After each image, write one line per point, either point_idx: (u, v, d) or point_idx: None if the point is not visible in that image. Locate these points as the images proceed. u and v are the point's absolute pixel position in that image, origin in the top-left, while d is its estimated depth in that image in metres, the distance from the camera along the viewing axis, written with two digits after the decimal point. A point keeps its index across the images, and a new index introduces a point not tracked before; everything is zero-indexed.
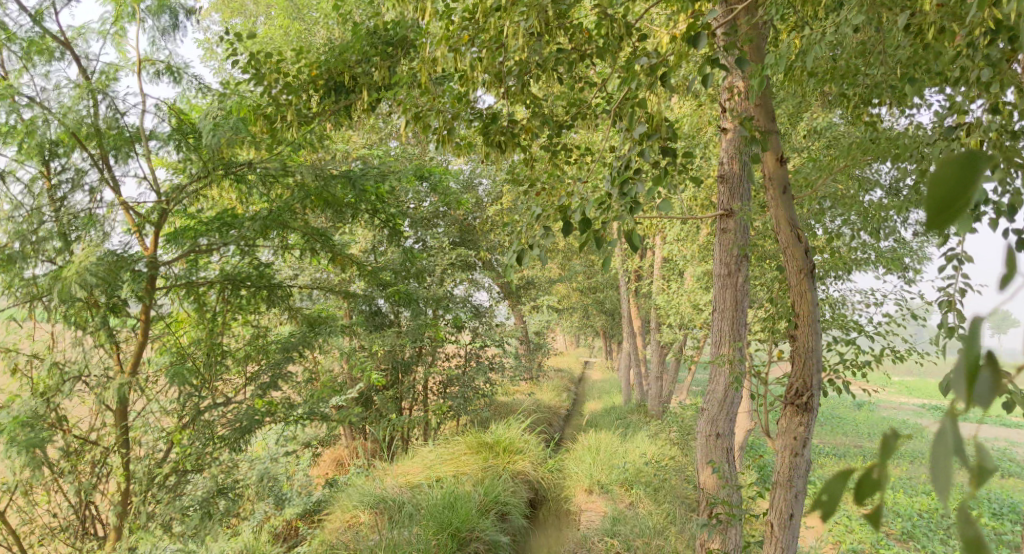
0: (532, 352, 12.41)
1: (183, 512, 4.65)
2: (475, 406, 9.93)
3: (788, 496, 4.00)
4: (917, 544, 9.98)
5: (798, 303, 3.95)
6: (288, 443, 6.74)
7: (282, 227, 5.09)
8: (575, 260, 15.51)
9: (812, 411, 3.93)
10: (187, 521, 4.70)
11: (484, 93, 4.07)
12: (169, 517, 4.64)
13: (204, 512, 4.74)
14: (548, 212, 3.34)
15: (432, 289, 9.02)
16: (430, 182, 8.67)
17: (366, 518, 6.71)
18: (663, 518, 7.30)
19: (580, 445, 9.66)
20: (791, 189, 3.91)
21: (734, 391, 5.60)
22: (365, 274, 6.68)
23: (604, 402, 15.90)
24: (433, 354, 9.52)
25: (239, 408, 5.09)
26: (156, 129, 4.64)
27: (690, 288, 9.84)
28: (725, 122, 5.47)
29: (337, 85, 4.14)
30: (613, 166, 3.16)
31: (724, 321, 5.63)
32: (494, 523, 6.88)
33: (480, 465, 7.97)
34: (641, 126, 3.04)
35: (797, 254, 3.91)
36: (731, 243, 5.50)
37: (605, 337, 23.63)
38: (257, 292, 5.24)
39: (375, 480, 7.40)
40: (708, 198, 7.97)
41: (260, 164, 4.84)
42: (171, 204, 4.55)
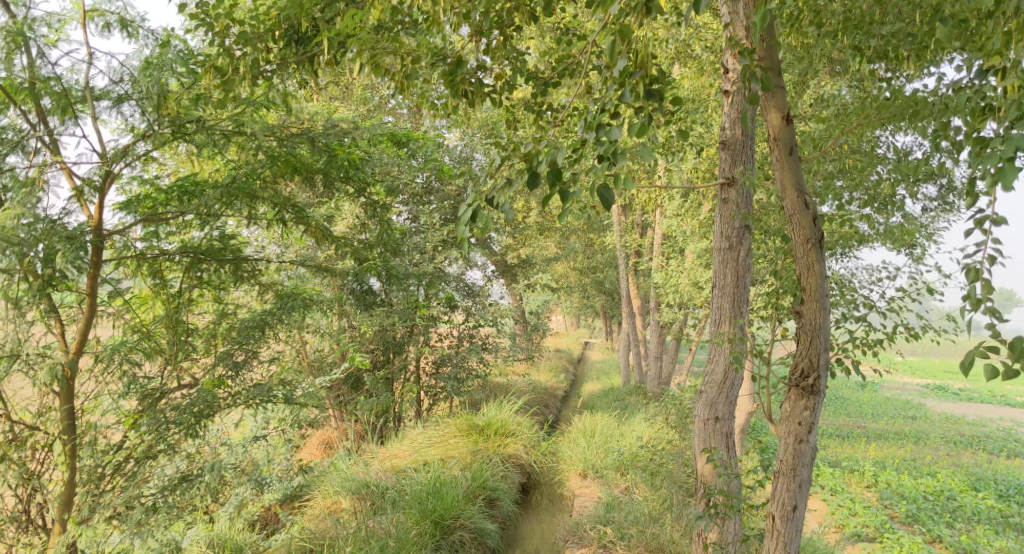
0: (529, 332, 12.07)
1: (127, 504, 4.36)
2: (468, 387, 9.61)
3: (791, 487, 3.67)
4: (923, 528, 9.68)
5: (805, 276, 3.60)
6: (267, 427, 6.42)
7: (250, 199, 4.88)
8: (574, 238, 15.11)
9: (819, 395, 3.59)
10: (130, 514, 4.35)
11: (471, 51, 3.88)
12: (115, 508, 4.37)
13: (153, 506, 4.41)
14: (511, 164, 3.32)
15: (422, 266, 8.64)
16: (418, 154, 8.26)
17: (347, 505, 6.41)
18: (661, 504, 6.97)
19: (575, 428, 9.36)
20: (798, 150, 3.58)
21: (734, 373, 5.26)
22: (346, 249, 6.31)
23: (604, 384, 15.56)
24: (424, 334, 9.16)
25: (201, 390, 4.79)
26: (107, 87, 4.28)
27: (692, 265, 9.43)
28: (726, 84, 5.18)
29: (297, 36, 3.90)
30: (590, 109, 2.94)
31: (724, 298, 5.30)
32: (482, 509, 6.61)
33: (470, 448, 7.68)
34: (621, 61, 2.81)
35: (805, 221, 3.57)
36: (731, 214, 5.17)
37: (605, 318, 23.30)
38: (222, 267, 4.92)
39: (360, 464, 7.09)
40: (710, 171, 7.59)
41: (218, 127, 4.53)
42: (116, 167, 4.23)
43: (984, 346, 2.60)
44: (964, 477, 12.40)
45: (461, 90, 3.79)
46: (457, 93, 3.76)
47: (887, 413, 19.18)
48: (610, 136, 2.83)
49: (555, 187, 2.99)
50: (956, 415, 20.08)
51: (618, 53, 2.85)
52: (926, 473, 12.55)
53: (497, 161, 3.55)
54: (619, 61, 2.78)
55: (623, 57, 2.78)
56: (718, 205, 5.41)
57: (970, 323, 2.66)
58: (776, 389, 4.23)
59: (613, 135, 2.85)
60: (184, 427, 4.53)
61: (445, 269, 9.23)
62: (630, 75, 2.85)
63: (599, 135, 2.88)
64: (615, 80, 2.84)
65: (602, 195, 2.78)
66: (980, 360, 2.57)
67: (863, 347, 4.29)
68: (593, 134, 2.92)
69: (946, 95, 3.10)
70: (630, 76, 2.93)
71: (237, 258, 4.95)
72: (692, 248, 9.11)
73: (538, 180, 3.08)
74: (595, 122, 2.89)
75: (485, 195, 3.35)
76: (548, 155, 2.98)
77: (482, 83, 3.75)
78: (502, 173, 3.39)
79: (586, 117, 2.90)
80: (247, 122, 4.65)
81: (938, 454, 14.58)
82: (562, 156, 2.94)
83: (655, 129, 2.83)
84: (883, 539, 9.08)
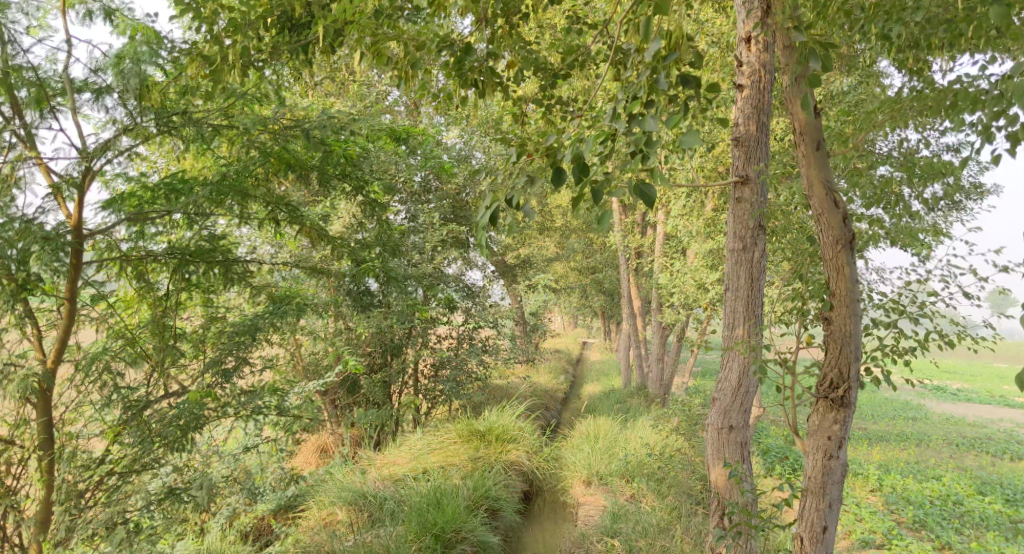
0: (529, 333, 11.82)
1: (106, 526, 4.24)
2: (468, 390, 9.37)
3: (821, 507, 3.53)
4: (931, 534, 9.44)
5: (835, 281, 3.47)
6: (260, 435, 6.19)
7: (242, 196, 4.68)
8: (573, 238, 14.86)
9: (849, 407, 3.46)
10: (112, 535, 4.25)
11: (481, 42, 3.69)
12: (91, 531, 4.22)
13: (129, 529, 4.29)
14: (524, 159, 3.14)
15: (421, 268, 8.39)
16: (416, 151, 8.01)
17: (343, 516, 6.18)
18: (669, 513, 6.73)
19: (577, 433, 9.10)
20: (827, 145, 3.42)
21: (749, 381, 5.04)
22: (341, 249, 6.06)
23: (604, 385, 15.31)
24: (423, 337, 8.90)
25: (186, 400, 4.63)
26: (87, 78, 4.04)
27: (696, 266, 9.19)
28: (741, 77, 4.98)
29: (292, 23, 3.67)
30: (619, 96, 2.77)
31: (738, 302, 5.07)
32: (484, 521, 6.37)
33: (471, 455, 7.45)
34: (657, 41, 2.64)
35: (835, 221, 3.42)
36: (746, 213, 4.95)
37: (604, 317, 23.01)
38: (212, 269, 4.70)
39: (356, 473, 6.82)
40: (717, 169, 7.37)
41: (207, 121, 4.31)
42: (95, 163, 4.02)
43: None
44: (970, 481, 12.17)
45: (471, 80, 3.58)
46: (466, 82, 3.56)
47: (888, 414, 18.96)
48: (645, 127, 2.65)
49: (584, 182, 2.83)
50: (958, 416, 19.86)
51: (653, 35, 2.69)
52: (931, 476, 12.32)
53: (508, 155, 3.35)
54: (656, 42, 2.62)
55: (659, 37, 2.62)
56: (730, 204, 5.19)
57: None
58: (801, 399, 4.05)
59: (648, 127, 2.66)
60: (168, 442, 4.42)
61: (445, 269, 8.97)
62: (666, 58, 2.69)
63: (632, 126, 2.70)
64: (650, 64, 2.68)
65: (640, 192, 2.66)
66: None
67: (894, 356, 4.10)
68: (623, 123, 2.74)
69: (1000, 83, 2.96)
70: (664, 59, 2.77)
71: (228, 260, 4.73)
72: (698, 248, 8.88)
73: (562, 178, 2.90)
74: (627, 111, 2.72)
75: (496, 194, 3.17)
76: (571, 149, 2.80)
77: (491, 71, 3.54)
78: (514, 169, 3.20)
79: (617, 104, 2.73)
80: (239, 116, 4.43)
81: (942, 456, 14.37)
82: (589, 149, 2.76)
83: (691, 120, 2.66)
84: (892, 546, 8.83)
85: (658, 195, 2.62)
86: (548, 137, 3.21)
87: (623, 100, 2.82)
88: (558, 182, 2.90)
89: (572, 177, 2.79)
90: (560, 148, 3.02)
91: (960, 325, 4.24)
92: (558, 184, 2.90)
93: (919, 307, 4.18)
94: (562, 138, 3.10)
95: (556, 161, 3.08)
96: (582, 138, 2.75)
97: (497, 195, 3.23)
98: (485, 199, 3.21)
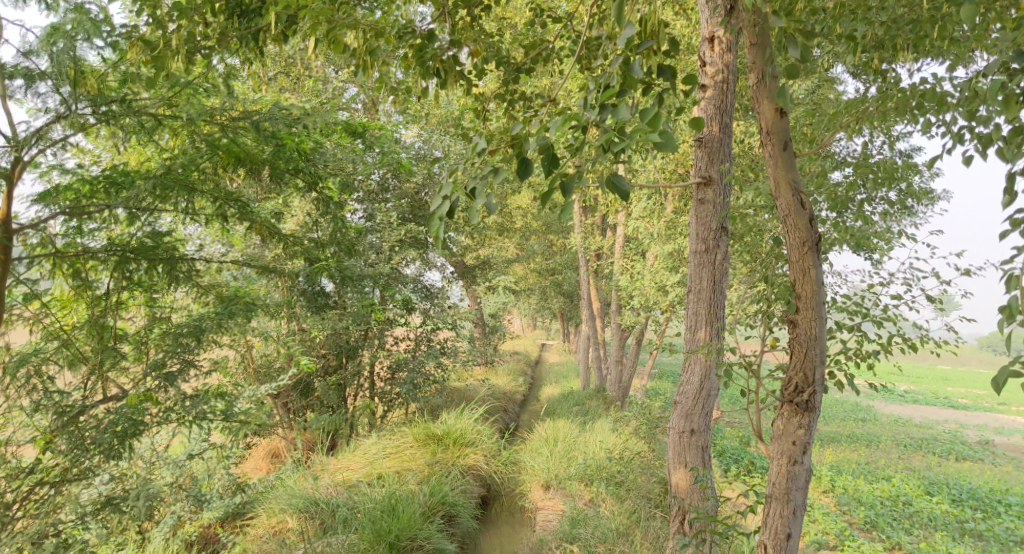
0: (488, 335, 11.67)
1: (34, 541, 4.02)
2: (425, 392, 9.17)
3: (785, 513, 3.49)
4: (881, 534, 9.59)
5: (800, 283, 3.44)
6: (206, 440, 5.92)
7: (189, 191, 4.44)
8: (533, 240, 14.78)
9: (814, 411, 3.43)
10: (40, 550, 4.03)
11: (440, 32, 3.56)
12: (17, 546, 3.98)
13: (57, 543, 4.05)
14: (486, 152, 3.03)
15: (377, 268, 8.19)
16: (374, 149, 7.81)
17: (294, 524, 5.95)
18: (628, 518, 6.62)
19: (536, 436, 8.99)
20: (793, 146, 3.40)
21: (711, 384, 4.99)
22: (293, 246, 5.83)
23: (563, 387, 15.26)
24: (380, 338, 8.69)
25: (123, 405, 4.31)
26: (21, 62, 3.76)
27: (656, 268, 9.17)
28: (705, 77, 4.95)
29: (242, 9, 3.48)
30: (589, 86, 2.70)
31: (700, 304, 5.02)
32: (440, 528, 6.21)
33: (428, 460, 7.28)
34: (631, 29, 2.59)
35: (801, 223, 3.40)
36: (709, 214, 4.91)
37: (562, 319, 23.00)
38: (156, 268, 4.45)
39: (307, 479, 6.59)
40: (678, 170, 7.35)
41: (152, 111, 4.10)
42: (26, 154, 3.77)
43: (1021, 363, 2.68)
44: (918, 482, 12.42)
45: (431, 70, 3.46)
46: (426, 72, 3.44)
47: (839, 415, 19.34)
48: (618, 117, 2.59)
49: (553, 178, 2.76)
50: (905, 417, 20.35)
51: (625, 22, 2.64)
52: (881, 477, 12.54)
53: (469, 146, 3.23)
54: (630, 29, 2.58)
55: (633, 24, 2.58)
56: (694, 205, 5.15)
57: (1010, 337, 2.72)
58: (766, 403, 4.01)
59: (620, 117, 2.59)
60: (103, 449, 4.12)
61: (402, 270, 8.78)
62: (639, 46, 2.63)
63: (604, 116, 2.63)
64: (622, 51, 2.64)
65: (611, 188, 2.60)
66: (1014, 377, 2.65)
67: (857, 359, 4.10)
68: (594, 114, 2.67)
69: (970, 83, 3.01)
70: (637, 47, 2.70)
71: (173, 258, 4.49)
72: (658, 250, 8.85)
73: (529, 170, 2.84)
74: (598, 100, 2.66)
75: (456, 188, 3.05)
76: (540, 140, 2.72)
77: (454, 61, 3.42)
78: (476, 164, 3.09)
79: (589, 94, 2.66)
80: (180, 105, 4.20)
81: (891, 457, 14.66)
82: (556, 138, 2.68)
83: (665, 111, 2.59)
84: (845, 547, 8.91)
85: (630, 191, 2.58)
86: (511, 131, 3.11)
87: (593, 90, 2.74)
88: (523, 174, 2.84)
89: (539, 169, 2.77)
90: (525, 140, 2.91)
91: (920, 328, 4.25)
92: (524, 176, 2.83)
93: (881, 311, 4.18)
94: (527, 129, 3.00)
95: (520, 153, 2.98)
96: (550, 127, 2.67)
97: (457, 188, 3.10)
98: (443, 189, 3.11)
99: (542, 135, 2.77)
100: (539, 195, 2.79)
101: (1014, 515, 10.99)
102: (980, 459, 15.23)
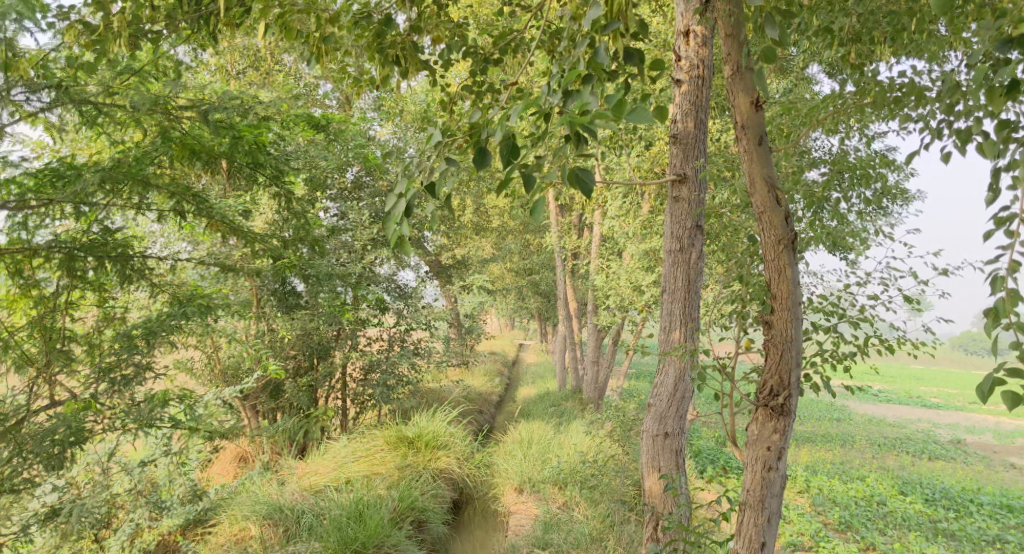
0: (463, 336, 11.50)
1: None
2: (398, 394, 8.98)
3: (759, 522, 3.38)
4: (856, 535, 9.58)
5: (775, 283, 3.34)
6: (165, 446, 5.70)
7: (144, 186, 4.31)
8: (510, 239, 14.62)
9: (789, 415, 3.33)
10: None
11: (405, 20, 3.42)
12: None
13: None
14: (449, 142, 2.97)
15: (348, 267, 7.98)
16: (345, 145, 7.60)
17: (257, 532, 5.73)
18: (602, 522, 6.48)
19: (511, 438, 8.84)
20: (768, 140, 3.30)
21: (685, 387, 4.89)
22: (257, 244, 5.62)
23: (540, 388, 15.12)
24: (351, 339, 8.48)
25: (64, 413, 4.12)
26: None
27: (632, 268, 9.05)
28: (680, 72, 4.84)
29: None
30: (554, 73, 2.57)
31: (675, 305, 4.91)
32: (409, 534, 6.05)
33: (399, 463, 7.11)
34: (597, 10, 2.46)
35: (777, 220, 3.29)
36: (684, 212, 4.80)
37: (539, 320, 22.87)
38: (104, 265, 4.21)
39: (272, 484, 6.39)
40: (655, 167, 7.25)
41: (98, 101, 3.95)
42: None
43: (1007, 367, 2.59)
44: (892, 481, 12.47)
45: (390, 57, 3.31)
46: (384, 59, 3.28)
47: (815, 415, 19.43)
48: (584, 103, 2.46)
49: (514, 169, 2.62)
50: (879, 417, 20.51)
51: (592, 3, 2.51)
52: (856, 477, 12.56)
53: (430, 136, 3.10)
54: (595, 10, 2.45)
55: (599, 4, 2.45)
56: (668, 203, 5.04)
57: (996, 339, 2.63)
58: (740, 407, 3.90)
59: (585, 104, 2.46)
60: (45, 458, 3.96)
61: (375, 269, 8.59)
62: (606, 28, 2.49)
63: (568, 102, 2.50)
64: (589, 33, 2.50)
65: (577, 181, 2.47)
66: (998, 383, 2.57)
67: (833, 361, 4.00)
68: (557, 102, 2.54)
69: (951, 77, 2.91)
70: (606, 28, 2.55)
71: (123, 256, 4.28)
72: (634, 249, 8.76)
73: (489, 160, 2.66)
74: (563, 87, 2.54)
75: (411, 183, 3.02)
76: (500, 127, 2.57)
77: (414, 48, 3.27)
78: (431, 158, 3.05)
79: (553, 79, 2.53)
80: (126, 94, 4.01)
81: (866, 457, 14.73)
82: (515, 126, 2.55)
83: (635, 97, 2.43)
84: (820, 548, 8.88)
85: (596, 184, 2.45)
86: (473, 120, 2.97)
87: (558, 76, 2.61)
88: (483, 164, 2.66)
89: (500, 159, 2.59)
90: (486, 130, 2.78)
91: (898, 330, 4.16)
92: (483, 166, 2.66)
93: (858, 311, 4.08)
94: (489, 120, 2.86)
95: (482, 144, 2.85)
96: (510, 115, 2.54)
97: (413, 183, 3.04)
98: (397, 185, 3.05)
99: (504, 125, 2.64)
100: (500, 189, 2.66)
101: (985, 515, 11.05)
102: (952, 459, 15.37)
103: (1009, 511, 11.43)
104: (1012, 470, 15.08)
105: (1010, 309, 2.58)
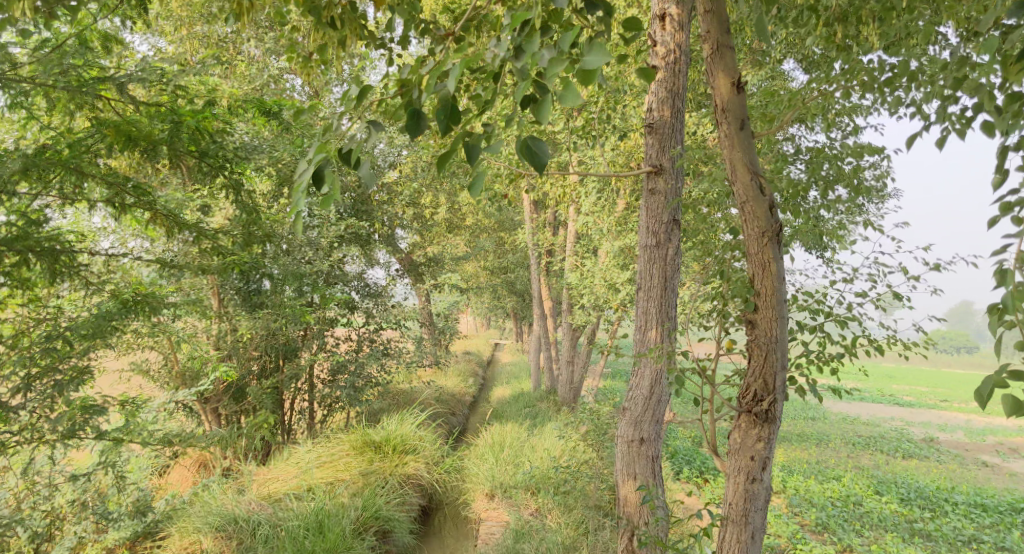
0: (436, 336, 11.16)
1: None
2: (367, 396, 8.63)
3: (742, 538, 3.17)
4: (833, 537, 9.41)
5: (760, 278, 3.11)
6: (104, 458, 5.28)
7: (78, 177, 4.16)
8: (483, 238, 14.32)
9: (774, 422, 3.12)
10: None
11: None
12: None
13: None
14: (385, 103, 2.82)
15: (313, 265, 7.63)
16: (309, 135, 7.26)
17: (207, 546, 5.38)
18: (576, 530, 6.22)
19: (483, 441, 8.54)
20: (750, 124, 3.07)
21: (661, 390, 4.66)
22: (208, 240, 5.26)
23: (515, 389, 14.77)
24: (318, 339, 8.12)
25: None
26: None
27: (607, 266, 8.79)
28: (655, 58, 4.63)
29: None
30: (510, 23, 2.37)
31: (650, 302, 4.68)
32: (372, 546, 5.73)
33: (364, 470, 6.79)
34: None
35: (761, 210, 3.06)
36: (659, 205, 4.57)
37: (515, 318, 22.54)
38: (26, 260, 3.96)
39: (229, 492, 6.04)
40: (632, 159, 7.00)
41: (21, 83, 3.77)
42: None
43: (1010, 368, 2.36)
44: (867, 481, 12.38)
45: (324, 18, 3.25)
46: (318, 21, 3.23)
47: (792, 414, 19.34)
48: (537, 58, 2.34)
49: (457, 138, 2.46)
50: (854, 416, 20.51)
51: None
52: (831, 477, 12.46)
53: (356, 92, 2.88)
54: None
55: None
56: (644, 196, 4.81)
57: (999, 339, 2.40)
58: (721, 413, 3.67)
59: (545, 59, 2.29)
60: None
61: (343, 267, 8.24)
62: None
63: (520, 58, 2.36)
64: None
65: (533, 151, 2.31)
66: (999, 387, 2.34)
67: (820, 363, 3.76)
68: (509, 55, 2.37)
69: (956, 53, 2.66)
70: None
71: (53, 251, 4.00)
72: (609, 246, 8.49)
73: (421, 125, 2.52)
74: (515, 41, 2.37)
75: (329, 145, 2.93)
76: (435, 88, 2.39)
77: (345, 8, 3.22)
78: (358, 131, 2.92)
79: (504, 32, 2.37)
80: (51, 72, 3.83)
81: (841, 456, 14.66)
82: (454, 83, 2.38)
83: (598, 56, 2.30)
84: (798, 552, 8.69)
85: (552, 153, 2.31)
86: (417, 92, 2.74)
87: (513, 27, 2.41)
88: (417, 130, 2.53)
89: (437, 124, 2.44)
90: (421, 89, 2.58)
91: (888, 330, 3.92)
92: (416, 132, 2.52)
93: (847, 310, 3.83)
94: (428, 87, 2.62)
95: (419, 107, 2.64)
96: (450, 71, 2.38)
97: (324, 149, 2.92)
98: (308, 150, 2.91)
99: (444, 84, 2.45)
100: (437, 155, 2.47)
101: (961, 514, 10.99)
102: (926, 457, 15.36)
103: (983, 510, 11.39)
104: (985, 468, 15.10)
105: (1017, 306, 2.34)
